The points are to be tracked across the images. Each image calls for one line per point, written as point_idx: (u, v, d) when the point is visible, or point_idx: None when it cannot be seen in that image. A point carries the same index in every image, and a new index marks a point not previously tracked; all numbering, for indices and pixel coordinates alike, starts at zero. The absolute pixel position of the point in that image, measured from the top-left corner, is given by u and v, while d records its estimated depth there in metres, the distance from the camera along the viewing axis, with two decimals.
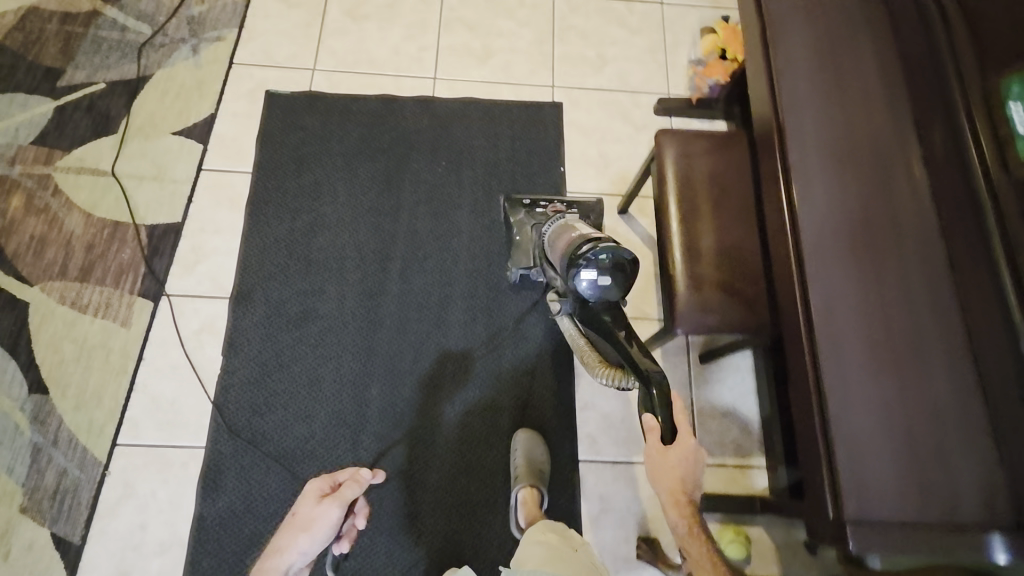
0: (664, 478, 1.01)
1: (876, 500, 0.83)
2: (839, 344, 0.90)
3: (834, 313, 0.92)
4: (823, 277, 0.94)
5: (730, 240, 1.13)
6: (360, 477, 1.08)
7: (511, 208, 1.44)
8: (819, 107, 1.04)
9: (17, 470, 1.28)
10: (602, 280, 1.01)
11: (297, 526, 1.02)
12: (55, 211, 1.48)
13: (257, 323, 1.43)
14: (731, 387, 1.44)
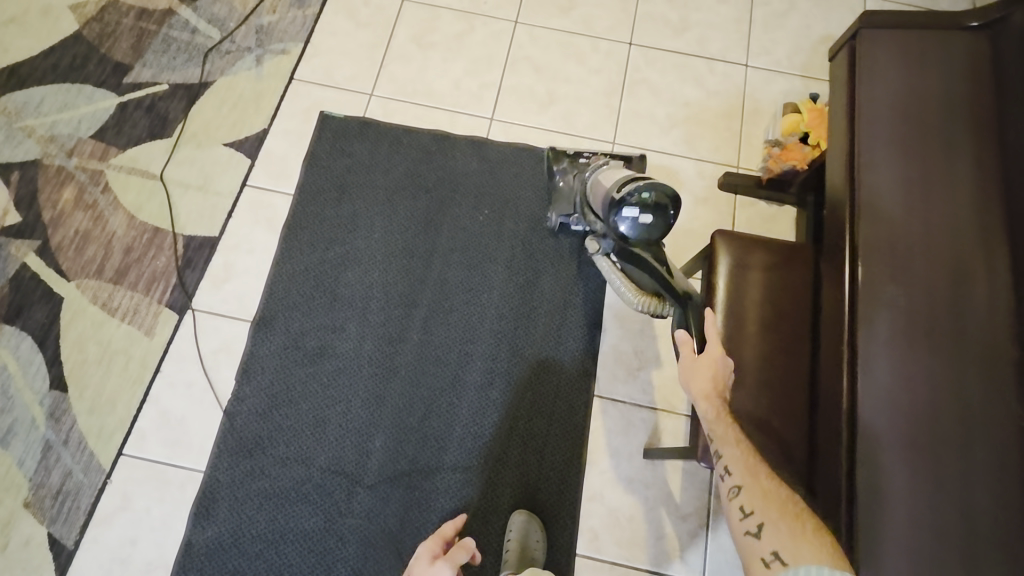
0: (698, 377, 0.97)
1: None
2: (880, 535, 0.80)
3: (880, 498, 0.82)
4: (873, 453, 0.84)
5: (774, 369, 1.04)
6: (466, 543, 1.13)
7: (554, 156, 1.54)
8: (901, 248, 0.92)
9: (26, 464, 1.30)
10: (644, 218, 1.08)
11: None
12: (102, 208, 1.51)
13: (272, 353, 1.41)
14: None
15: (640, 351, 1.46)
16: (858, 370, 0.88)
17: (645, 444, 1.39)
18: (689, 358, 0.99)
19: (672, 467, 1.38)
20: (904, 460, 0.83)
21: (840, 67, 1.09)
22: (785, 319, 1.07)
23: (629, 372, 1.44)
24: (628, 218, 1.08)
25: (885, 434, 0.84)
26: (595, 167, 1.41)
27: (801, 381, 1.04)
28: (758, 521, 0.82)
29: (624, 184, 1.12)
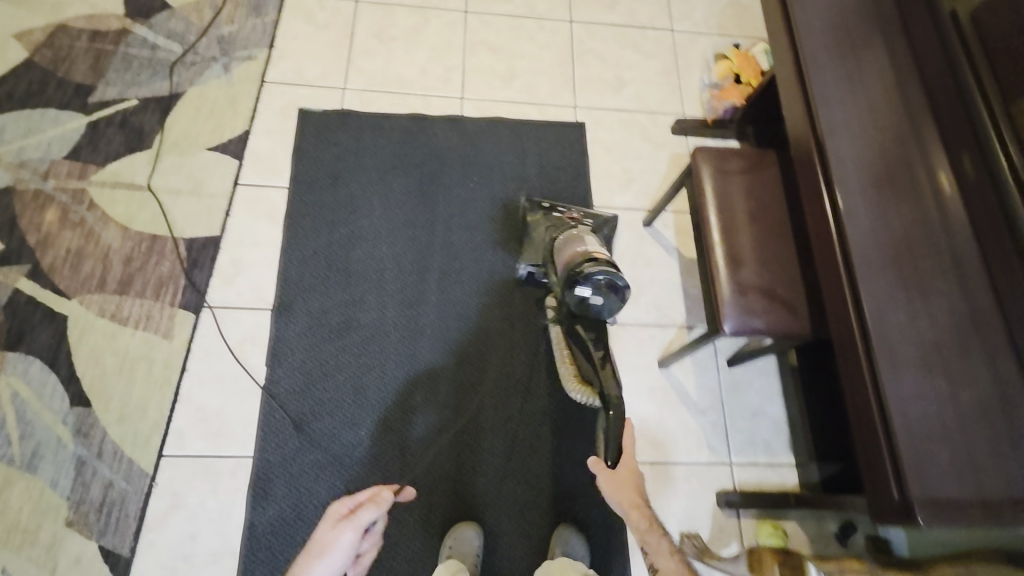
0: (622, 491, 1.24)
1: (938, 481, 0.86)
2: (891, 342, 0.94)
3: (883, 312, 0.97)
4: (871, 281, 0.99)
5: (767, 248, 1.21)
6: (378, 500, 1.12)
7: (529, 208, 1.50)
8: (849, 122, 1.12)
9: (61, 483, 1.26)
10: (595, 299, 1.25)
11: (313, 554, 1.04)
12: (92, 224, 1.49)
13: (300, 334, 1.46)
14: (758, 390, 1.52)
15: (636, 278, 1.62)
16: (844, 221, 1.04)
17: (658, 355, 1.54)
18: (608, 473, 1.26)
19: (685, 372, 1.52)
20: (890, 280, 1.00)
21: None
22: (767, 208, 1.25)
23: (630, 297, 1.60)
24: (583, 296, 1.24)
25: (875, 265, 1.00)
26: (563, 225, 1.43)
27: (790, 255, 1.22)
28: None
29: (586, 258, 1.23)
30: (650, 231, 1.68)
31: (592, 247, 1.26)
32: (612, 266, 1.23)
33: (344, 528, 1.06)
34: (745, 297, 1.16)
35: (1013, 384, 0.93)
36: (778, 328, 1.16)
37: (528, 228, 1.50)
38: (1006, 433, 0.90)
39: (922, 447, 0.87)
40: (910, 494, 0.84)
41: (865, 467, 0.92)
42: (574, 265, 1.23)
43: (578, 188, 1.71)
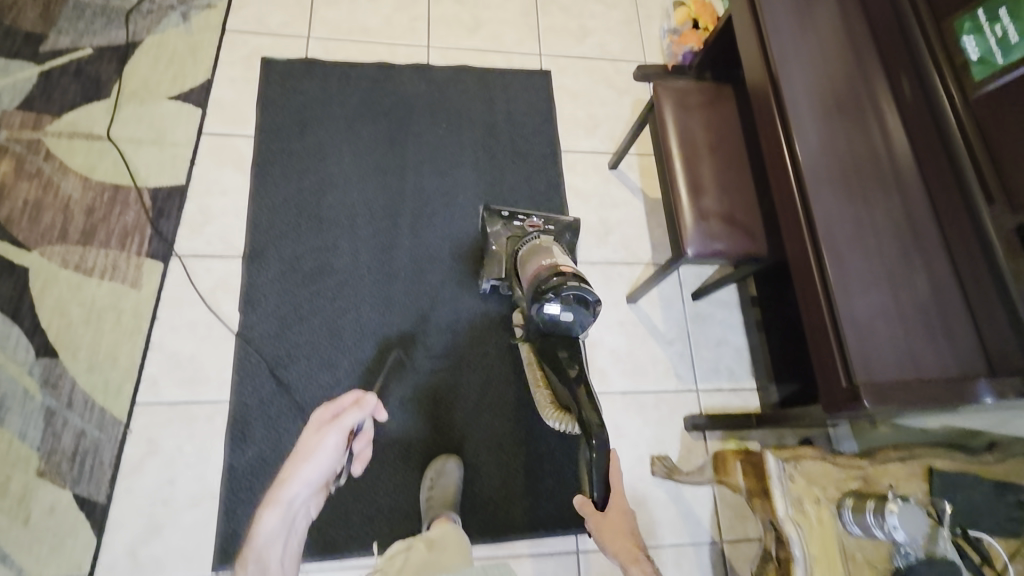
0: (615, 539, 1.07)
1: (880, 369, 0.92)
2: (839, 246, 1.00)
3: (831, 219, 1.02)
4: (820, 191, 1.04)
5: (727, 176, 1.26)
6: (361, 403, 1.04)
7: (488, 218, 1.42)
8: (798, 48, 1.16)
9: (30, 435, 1.24)
10: (563, 314, 1.15)
11: (298, 456, 1.00)
12: (50, 175, 1.45)
13: (271, 280, 1.45)
14: (721, 321, 1.60)
15: (605, 221, 1.67)
16: (795, 138, 1.08)
17: (626, 291, 1.60)
18: (596, 517, 1.11)
19: (653, 307, 1.59)
20: (838, 190, 1.04)
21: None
22: (727, 139, 1.30)
23: (599, 238, 1.64)
24: (549, 313, 1.14)
25: (824, 177, 1.05)
26: (527, 241, 1.36)
27: (749, 182, 1.27)
28: None
29: (551, 275, 1.16)
30: (616, 174, 1.73)
31: (557, 261, 1.21)
32: (580, 283, 1.14)
33: (327, 432, 1.00)
34: (707, 223, 1.21)
35: (947, 281, 1.00)
36: (739, 250, 1.21)
37: (490, 240, 1.43)
38: (941, 323, 0.96)
39: (867, 338, 0.93)
40: (856, 380, 0.90)
41: (818, 362, 0.97)
42: (541, 281, 1.15)
43: (547, 135, 1.74)
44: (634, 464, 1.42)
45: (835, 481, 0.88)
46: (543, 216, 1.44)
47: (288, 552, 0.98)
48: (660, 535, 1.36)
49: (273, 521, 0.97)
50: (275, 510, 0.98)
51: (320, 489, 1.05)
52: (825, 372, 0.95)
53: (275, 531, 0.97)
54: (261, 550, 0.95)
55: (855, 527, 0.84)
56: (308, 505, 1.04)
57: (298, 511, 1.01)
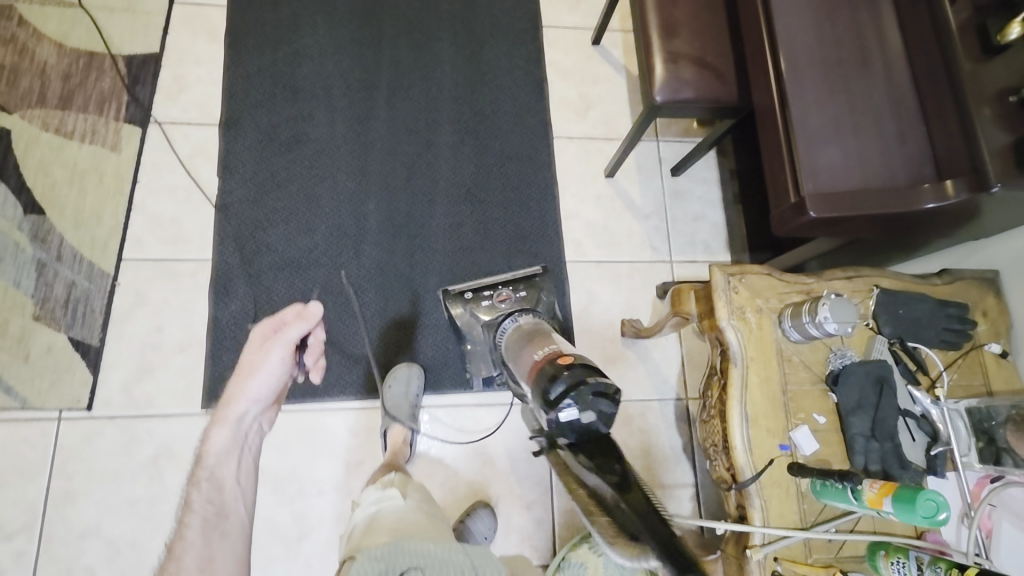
0: None
1: (828, 179, 0.98)
2: (799, 69, 1.03)
3: (794, 44, 1.04)
4: (785, 16, 1.05)
5: (700, 20, 1.23)
6: (305, 315, 1.02)
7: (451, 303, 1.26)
8: None
9: (24, 283, 1.30)
10: (585, 416, 0.87)
11: (243, 374, 0.99)
12: (24, 41, 1.44)
13: (249, 147, 1.46)
14: (700, 198, 1.58)
15: (585, 97, 1.64)
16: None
17: (603, 166, 1.59)
18: None
19: (629, 184, 1.58)
20: (803, 15, 1.06)
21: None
22: None
23: (579, 114, 1.62)
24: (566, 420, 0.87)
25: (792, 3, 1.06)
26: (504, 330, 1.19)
27: (722, 26, 1.24)
28: None
29: (549, 375, 0.90)
30: (599, 50, 1.69)
31: (552, 350, 0.97)
32: (590, 374, 0.88)
33: (271, 348, 0.99)
34: (678, 67, 1.20)
35: (906, 105, 1.03)
36: (707, 95, 1.21)
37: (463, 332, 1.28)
38: (894, 134, 1.02)
39: (819, 153, 0.99)
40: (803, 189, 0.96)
41: (771, 182, 1.04)
42: (542, 385, 0.90)
43: (528, 9, 1.69)
44: (604, 328, 1.46)
45: (779, 293, 0.93)
46: (511, 285, 1.27)
47: (244, 469, 0.98)
48: (627, 391, 1.42)
49: (222, 440, 0.97)
50: (225, 427, 0.99)
51: (271, 404, 1.04)
52: (778, 195, 1.01)
53: (225, 448, 0.97)
54: (213, 466, 0.95)
55: (793, 331, 0.90)
56: (260, 421, 1.03)
57: (249, 426, 1.02)
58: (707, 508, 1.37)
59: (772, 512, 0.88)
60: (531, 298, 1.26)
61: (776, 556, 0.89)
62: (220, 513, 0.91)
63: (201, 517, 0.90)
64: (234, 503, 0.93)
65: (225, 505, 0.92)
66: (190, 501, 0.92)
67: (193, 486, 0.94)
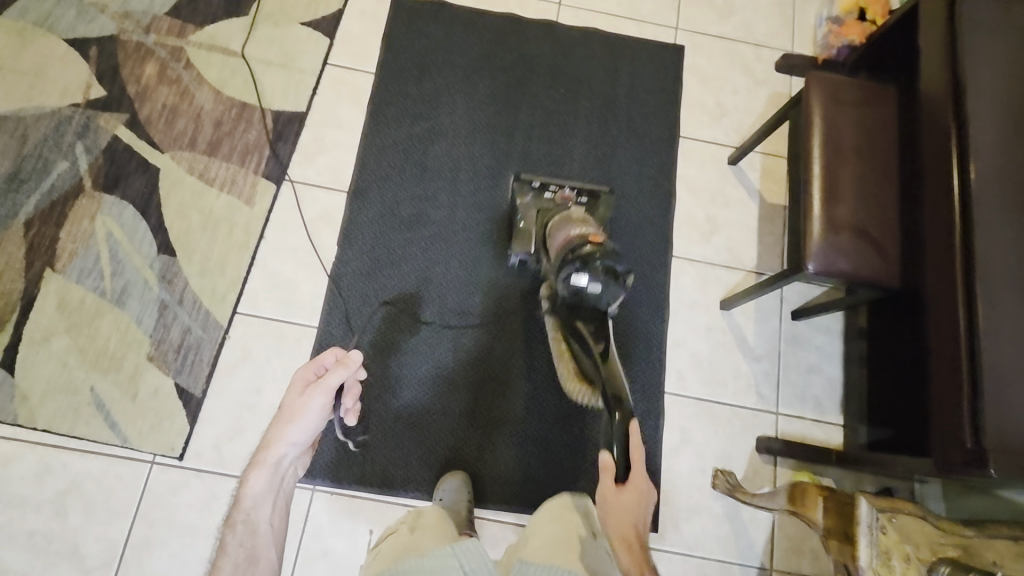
0: (615, 516, 1.05)
1: (1013, 427, 0.90)
2: (997, 294, 0.95)
3: (994, 263, 0.96)
4: (986, 232, 0.98)
5: (871, 188, 1.13)
6: (347, 363, 1.09)
7: (518, 187, 1.43)
8: (997, 69, 1.05)
9: (145, 321, 1.35)
10: (591, 287, 1.13)
11: (284, 420, 1.07)
12: (187, 84, 1.52)
13: (371, 219, 1.48)
14: (819, 348, 1.48)
15: (711, 217, 1.57)
16: (970, 167, 1.00)
17: (722, 296, 1.51)
18: (612, 487, 1.05)
19: (744, 318, 1.49)
20: (1008, 233, 0.98)
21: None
22: (878, 145, 1.15)
23: (703, 236, 1.55)
24: (578, 281, 1.13)
25: (997, 216, 0.98)
26: (560, 210, 1.34)
27: (894, 197, 1.13)
28: None
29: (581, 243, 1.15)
30: (735, 170, 1.61)
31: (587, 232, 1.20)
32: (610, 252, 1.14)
33: (311, 395, 1.07)
34: (837, 236, 1.10)
35: None
36: (868, 273, 1.09)
37: (518, 215, 1.41)
38: None
39: (1007, 396, 0.91)
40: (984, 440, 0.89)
41: (938, 410, 0.97)
42: (570, 248, 1.17)
43: (667, 116, 1.63)
44: (693, 472, 1.38)
45: (929, 542, 0.88)
46: (576, 190, 1.42)
47: (277, 511, 1.07)
48: (706, 547, 1.34)
49: (259, 483, 1.06)
50: (262, 471, 1.06)
51: (307, 449, 1.12)
52: (943, 420, 0.96)
53: (262, 492, 1.05)
54: (249, 509, 1.05)
55: None
56: (295, 464, 1.12)
57: (285, 470, 1.09)
58: None
59: None
60: (589, 205, 1.41)
61: None
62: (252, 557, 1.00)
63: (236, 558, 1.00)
64: (265, 547, 1.02)
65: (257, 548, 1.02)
66: (226, 543, 1.03)
67: (229, 529, 1.04)
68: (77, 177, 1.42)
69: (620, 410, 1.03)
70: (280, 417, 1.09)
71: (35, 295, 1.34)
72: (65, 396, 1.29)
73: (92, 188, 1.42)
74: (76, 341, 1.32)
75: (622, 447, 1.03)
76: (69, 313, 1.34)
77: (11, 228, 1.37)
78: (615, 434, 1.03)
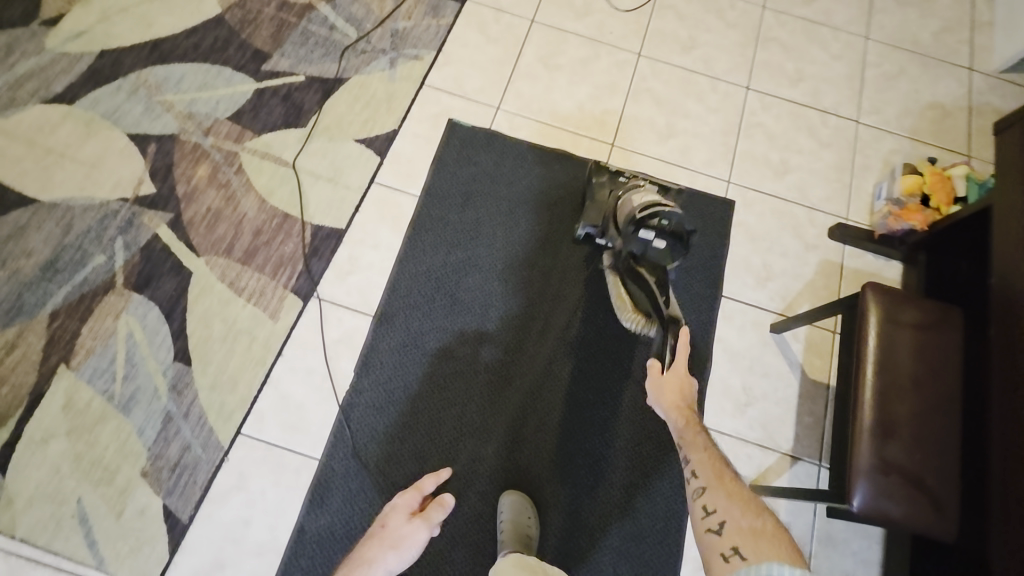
0: (665, 395, 1.19)
1: None
2: None
3: None
4: None
5: (928, 425, 1.04)
6: (445, 501, 1.23)
7: (596, 168, 1.48)
8: None
9: (146, 433, 1.31)
10: (655, 241, 1.26)
11: (386, 546, 1.15)
12: (234, 189, 1.54)
13: (393, 348, 1.43)
14: (855, 555, 1.34)
15: (747, 387, 1.48)
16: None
17: (751, 479, 1.40)
18: (656, 378, 1.21)
19: (773, 507, 1.37)
20: None
21: (1010, 147, 1.13)
22: (938, 375, 1.08)
23: (736, 407, 1.46)
24: (643, 238, 1.26)
25: None
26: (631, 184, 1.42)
27: (953, 436, 1.05)
28: (718, 518, 0.97)
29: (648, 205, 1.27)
30: (777, 338, 1.53)
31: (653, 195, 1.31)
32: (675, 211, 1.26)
33: (418, 526, 1.18)
34: (884, 477, 1.00)
35: None
36: (917, 523, 1.00)
37: (591, 187, 1.48)
38: None
39: None
40: None
41: None
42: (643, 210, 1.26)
43: (711, 272, 1.58)
44: None
45: None
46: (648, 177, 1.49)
47: None
48: None
49: None
50: None
51: None
52: None
53: None
54: None
55: None
56: None
57: None
58: None
59: None
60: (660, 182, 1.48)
61: None
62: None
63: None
64: None
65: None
66: None
67: None
68: (111, 272, 1.42)
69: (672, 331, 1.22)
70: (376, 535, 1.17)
71: (44, 391, 1.31)
72: (50, 505, 1.24)
73: (123, 285, 1.41)
74: (74, 446, 1.28)
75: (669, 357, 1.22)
76: (73, 415, 1.30)
77: (37, 318, 1.37)
78: (665, 346, 1.23)
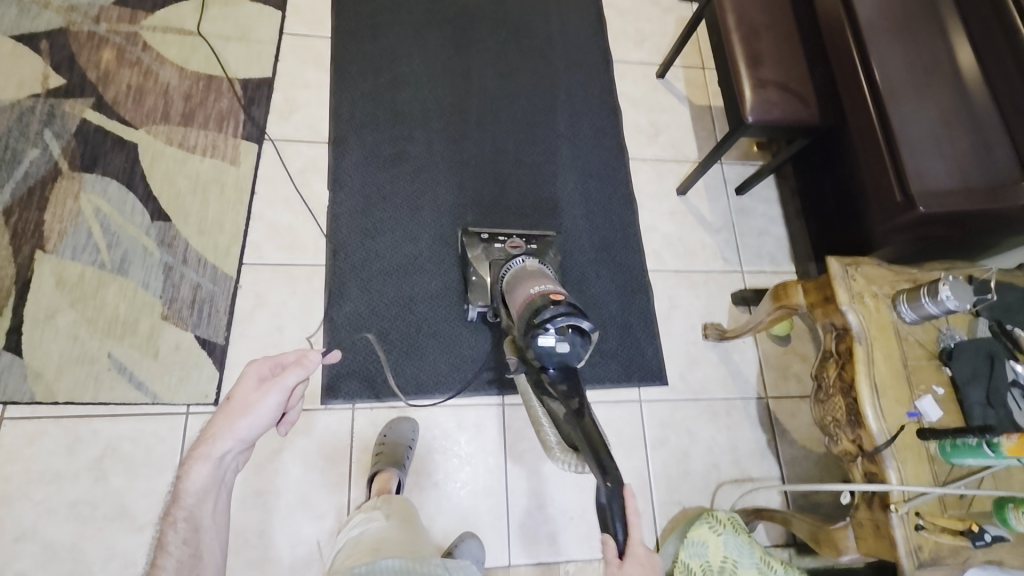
0: None
1: (930, 180, 1.15)
2: (895, 92, 1.21)
3: (888, 69, 1.22)
4: (879, 48, 1.24)
5: (782, 52, 1.39)
6: (304, 361, 0.88)
7: (468, 241, 1.44)
8: None
9: (152, 284, 1.36)
10: (559, 346, 1.02)
11: (233, 410, 0.83)
12: (148, 64, 1.56)
13: (356, 162, 1.57)
14: (763, 214, 1.73)
15: (653, 123, 1.80)
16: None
17: (676, 184, 1.74)
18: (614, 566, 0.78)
19: (700, 201, 1.72)
20: (894, 45, 1.25)
21: None
22: (781, 19, 1.43)
23: (649, 139, 1.78)
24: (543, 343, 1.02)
25: (878, 29, 1.25)
26: (512, 265, 1.32)
27: (800, 56, 1.40)
28: None
29: (542, 304, 1.06)
30: (663, 83, 1.86)
31: (549, 287, 1.13)
32: (574, 309, 1.05)
33: (268, 391, 0.84)
34: (765, 90, 1.35)
35: (988, 122, 1.20)
36: (792, 115, 1.35)
37: (470, 264, 1.41)
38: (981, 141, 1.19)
39: (919, 163, 1.16)
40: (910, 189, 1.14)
41: (875, 189, 1.23)
42: (535, 309, 1.06)
43: (598, 45, 1.86)
44: (686, 330, 1.57)
45: (890, 281, 1.06)
46: (526, 240, 1.45)
47: (223, 504, 0.85)
48: (711, 389, 1.52)
49: (200, 479, 0.82)
50: (202, 466, 0.82)
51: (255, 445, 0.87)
52: (881, 189, 1.21)
53: (203, 488, 0.82)
54: (191, 505, 0.82)
55: (908, 312, 1.02)
56: (241, 458, 0.87)
57: (230, 466, 0.85)
58: (795, 501, 1.44)
59: (909, 473, 0.96)
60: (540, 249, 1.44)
61: (917, 511, 0.95)
62: (194, 555, 0.79)
63: (175, 561, 0.78)
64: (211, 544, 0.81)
65: (202, 545, 0.80)
66: (165, 541, 0.80)
67: (167, 525, 0.81)
68: (53, 162, 1.42)
69: (609, 477, 0.81)
70: (192, 454, 0.83)
71: (30, 276, 1.32)
72: (83, 366, 1.27)
73: (70, 170, 1.42)
74: (84, 313, 1.31)
75: (619, 525, 0.80)
76: (70, 289, 1.32)
77: None
78: (609, 508, 0.81)
